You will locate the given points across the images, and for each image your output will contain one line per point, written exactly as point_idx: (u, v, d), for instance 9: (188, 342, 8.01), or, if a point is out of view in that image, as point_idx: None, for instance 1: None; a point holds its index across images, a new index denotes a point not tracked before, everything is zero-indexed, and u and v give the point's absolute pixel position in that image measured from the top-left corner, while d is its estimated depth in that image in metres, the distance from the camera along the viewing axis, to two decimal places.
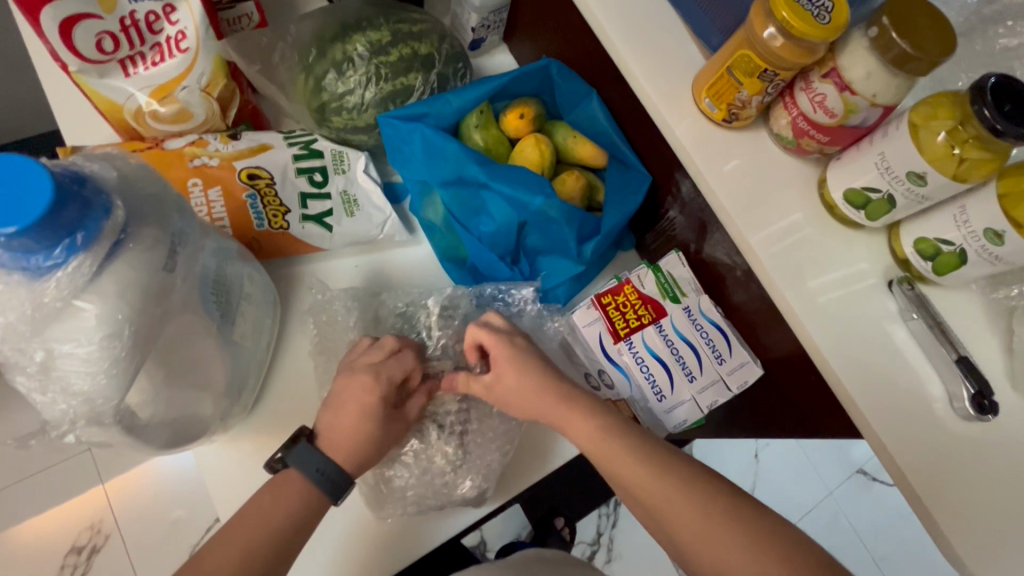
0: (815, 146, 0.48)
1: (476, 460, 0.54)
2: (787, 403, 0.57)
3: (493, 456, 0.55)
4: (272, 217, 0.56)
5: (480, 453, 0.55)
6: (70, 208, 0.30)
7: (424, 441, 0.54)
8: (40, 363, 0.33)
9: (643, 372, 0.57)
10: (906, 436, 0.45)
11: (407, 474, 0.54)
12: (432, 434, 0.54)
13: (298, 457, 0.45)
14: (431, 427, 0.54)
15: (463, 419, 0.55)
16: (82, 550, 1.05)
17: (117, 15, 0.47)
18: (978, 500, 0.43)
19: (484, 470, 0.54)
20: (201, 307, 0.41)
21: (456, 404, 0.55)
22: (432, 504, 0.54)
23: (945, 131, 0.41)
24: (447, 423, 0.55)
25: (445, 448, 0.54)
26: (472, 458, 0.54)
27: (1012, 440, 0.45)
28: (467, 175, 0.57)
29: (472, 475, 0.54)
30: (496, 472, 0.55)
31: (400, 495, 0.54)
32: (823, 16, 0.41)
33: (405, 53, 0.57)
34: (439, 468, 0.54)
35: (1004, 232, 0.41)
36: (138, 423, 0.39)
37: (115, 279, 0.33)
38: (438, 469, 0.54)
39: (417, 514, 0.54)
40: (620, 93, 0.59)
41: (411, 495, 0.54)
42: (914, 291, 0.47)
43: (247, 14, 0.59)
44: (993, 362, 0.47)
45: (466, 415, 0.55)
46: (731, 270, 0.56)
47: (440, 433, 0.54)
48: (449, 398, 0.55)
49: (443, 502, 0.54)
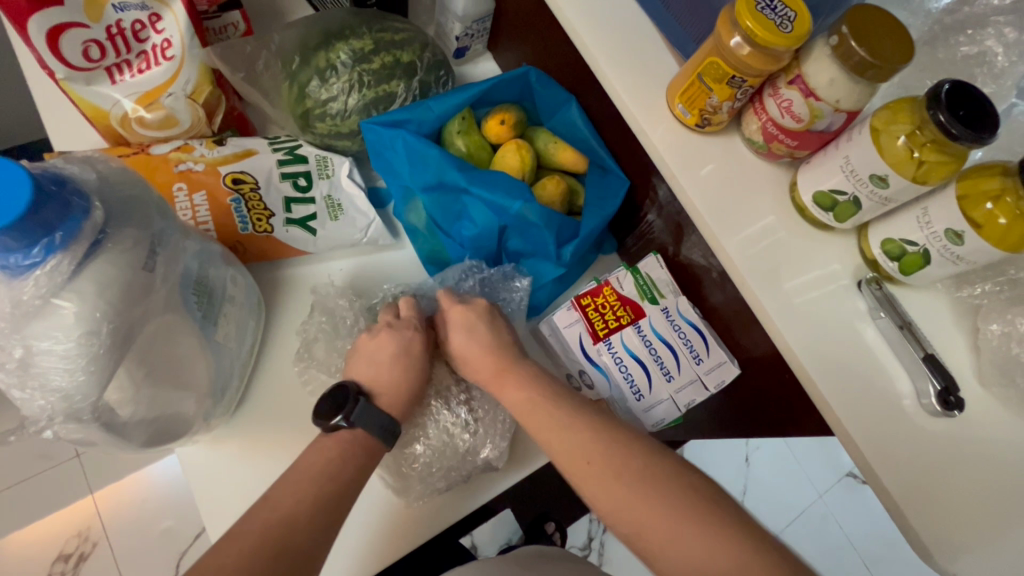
0: (785, 150, 0.49)
1: (488, 421, 0.55)
2: (764, 402, 0.58)
3: (503, 415, 0.55)
4: (255, 221, 0.57)
5: (490, 415, 0.55)
6: (50, 208, 0.31)
7: (433, 414, 0.55)
8: (18, 359, 0.34)
9: (622, 372, 0.58)
10: (874, 431, 0.46)
11: (425, 451, 0.54)
12: (442, 406, 0.55)
13: (362, 416, 0.47)
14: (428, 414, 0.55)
15: (467, 388, 0.56)
16: (70, 557, 1.04)
17: (103, 23, 0.48)
18: (946, 493, 0.44)
19: (498, 428, 0.55)
20: (181, 306, 0.42)
21: (452, 377, 0.56)
22: (459, 476, 0.55)
23: (904, 135, 0.42)
24: (451, 395, 0.55)
25: (457, 416, 0.55)
26: (486, 422, 0.55)
27: (976, 435, 0.46)
28: (448, 180, 0.58)
29: (489, 438, 0.55)
30: (510, 429, 0.55)
31: (425, 472, 0.54)
32: (785, 25, 0.42)
33: (387, 61, 0.58)
34: (458, 440, 0.54)
35: (964, 232, 0.42)
36: (117, 421, 0.40)
37: (94, 278, 0.34)
38: (456, 440, 0.54)
39: (447, 489, 0.55)
40: (597, 100, 0.60)
41: (438, 469, 0.54)
42: (882, 291, 0.49)
43: (233, 23, 0.60)
44: (959, 359, 0.48)
45: (468, 384, 0.57)
46: (707, 271, 0.57)
47: (448, 404, 0.55)
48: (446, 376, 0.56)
49: (469, 473, 0.55)
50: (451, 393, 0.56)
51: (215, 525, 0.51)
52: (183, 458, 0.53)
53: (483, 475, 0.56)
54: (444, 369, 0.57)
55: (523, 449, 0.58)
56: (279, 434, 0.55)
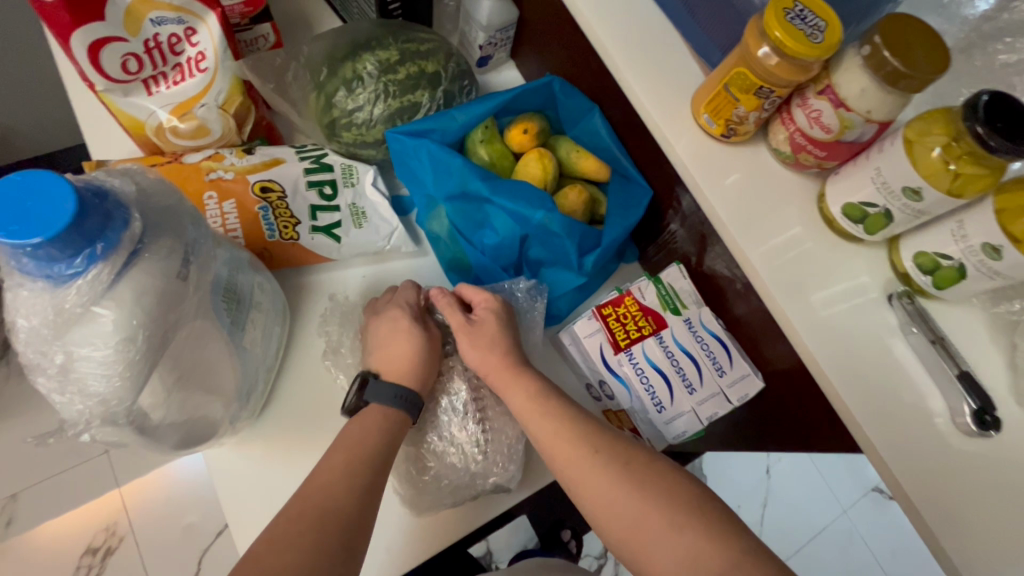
0: (813, 160, 0.48)
1: (498, 445, 0.54)
2: (790, 416, 0.57)
3: (514, 438, 0.55)
4: (282, 229, 0.58)
5: (502, 438, 0.55)
6: (92, 219, 0.32)
7: (445, 427, 0.54)
8: (59, 365, 0.35)
9: (643, 383, 0.57)
10: (905, 454, 0.44)
11: (438, 464, 0.54)
12: (455, 420, 0.54)
13: (374, 393, 0.50)
14: (438, 424, 0.55)
15: (483, 406, 0.55)
16: (97, 551, 1.07)
17: (142, 37, 0.50)
18: (985, 519, 0.42)
19: (507, 454, 0.54)
20: (212, 312, 0.43)
21: (468, 392, 0.55)
22: (467, 495, 0.55)
23: (939, 147, 0.41)
24: (463, 409, 0.54)
25: (468, 433, 0.54)
26: (495, 444, 0.54)
27: (1015, 457, 0.44)
28: (471, 189, 0.58)
29: (498, 462, 0.54)
30: (519, 454, 0.55)
31: (433, 489, 0.54)
32: (816, 35, 0.41)
33: (412, 71, 0.59)
34: (468, 458, 0.54)
35: (1002, 247, 0.41)
36: (149, 425, 0.41)
37: (131, 286, 0.34)
38: (466, 460, 0.54)
39: (454, 504, 0.55)
40: (619, 108, 0.60)
41: (446, 484, 0.54)
42: (914, 305, 0.47)
43: (264, 35, 0.62)
44: (997, 377, 0.46)
45: (484, 402, 0.55)
46: (732, 282, 0.56)
47: (459, 420, 0.54)
48: (459, 385, 0.55)
49: (479, 491, 0.55)
50: (467, 410, 0.54)
51: (239, 526, 0.52)
52: (210, 459, 0.54)
53: (492, 494, 0.56)
54: (460, 382, 0.55)
55: (531, 468, 0.58)
56: (303, 439, 0.56)
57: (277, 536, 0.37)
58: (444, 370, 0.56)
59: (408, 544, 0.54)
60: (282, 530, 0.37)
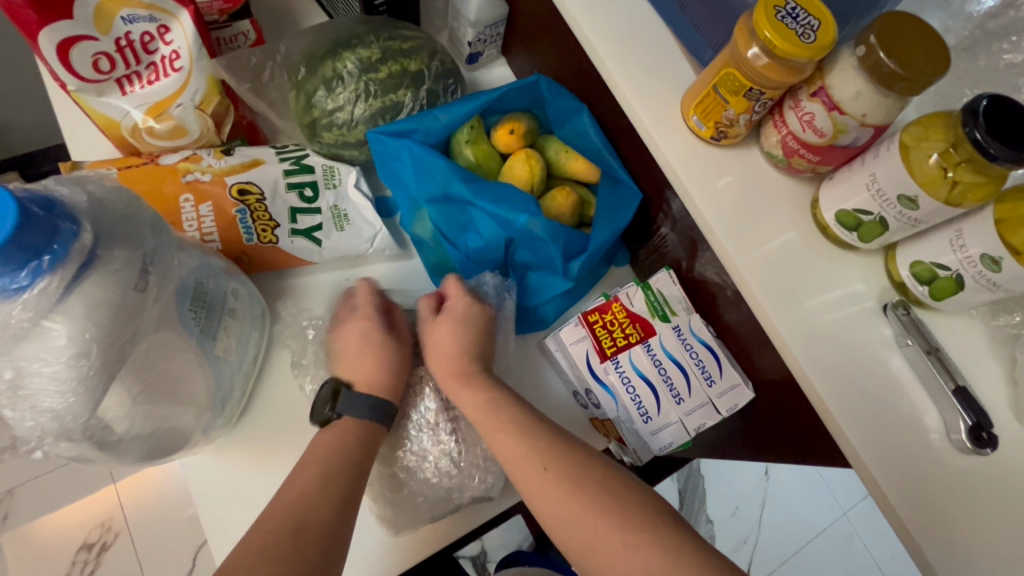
0: (806, 165, 0.46)
1: (473, 456, 0.53)
2: (782, 428, 0.55)
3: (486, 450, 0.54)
4: (261, 232, 0.57)
5: (474, 450, 0.54)
6: (38, 231, 0.31)
7: (415, 440, 0.53)
8: (8, 381, 0.34)
9: (630, 393, 0.56)
10: (898, 472, 0.43)
11: (414, 480, 0.53)
12: (428, 431, 0.53)
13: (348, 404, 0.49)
14: (408, 438, 0.54)
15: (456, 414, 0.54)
16: (93, 547, 1.07)
17: (112, 36, 0.49)
18: (981, 543, 0.41)
19: (482, 465, 0.53)
20: (177, 321, 0.42)
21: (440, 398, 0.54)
22: (447, 508, 0.54)
23: (937, 153, 0.39)
24: (435, 418, 0.53)
25: (441, 446, 0.53)
26: (471, 454, 0.53)
27: (1014, 477, 0.42)
28: (453, 192, 0.57)
29: (476, 472, 0.53)
30: (494, 465, 0.54)
31: (413, 504, 0.53)
32: (808, 35, 0.39)
33: (394, 70, 0.57)
34: (445, 471, 0.53)
35: (1002, 259, 0.39)
36: (111, 438, 0.40)
37: (83, 299, 0.34)
38: (441, 475, 0.53)
39: (433, 520, 0.54)
40: (609, 109, 0.59)
41: (424, 500, 0.53)
42: (909, 316, 0.45)
43: (243, 32, 0.60)
44: (995, 392, 0.45)
45: (456, 413, 0.54)
46: (722, 288, 0.55)
47: (431, 431, 0.53)
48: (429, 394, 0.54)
49: (458, 504, 0.54)
50: (439, 421, 0.53)
51: (216, 535, 0.51)
52: (187, 465, 0.53)
53: (473, 506, 0.55)
54: (432, 392, 0.54)
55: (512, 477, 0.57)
56: (281, 445, 0.55)
57: (249, 548, 0.36)
58: (415, 380, 0.55)
59: (388, 554, 0.53)
60: (256, 546, 0.37)
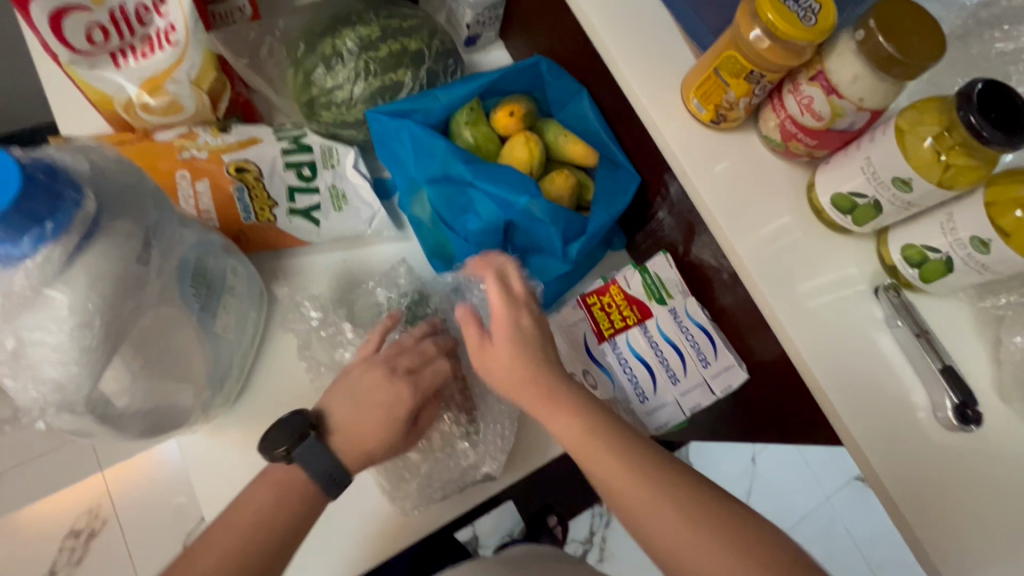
0: (803, 149, 0.47)
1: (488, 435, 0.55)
2: (773, 407, 0.56)
3: (504, 428, 0.55)
4: (259, 211, 0.56)
5: (491, 427, 0.55)
6: (40, 199, 0.30)
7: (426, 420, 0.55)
8: (10, 350, 0.34)
9: (626, 372, 0.58)
10: (886, 446, 0.44)
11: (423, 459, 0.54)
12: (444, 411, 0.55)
13: (306, 456, 0.43)
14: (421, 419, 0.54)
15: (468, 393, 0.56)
16: (80, 533, 1.06)
17: (106, 7, 0.47)
18: (962, 513, 0.42)
19: (499, 445, 0.55)
20: (178, 296, 0.41)
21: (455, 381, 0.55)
22: (455, 487, 0.55)
23: (931, 136, 0.40)
24: (451, 400, 0.55)
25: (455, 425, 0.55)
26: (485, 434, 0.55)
27: (996, 450, 0.44)
28: (454, 172, 0.57)
29: (489, 453, 0.54)
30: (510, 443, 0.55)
31: (411, 483, 0.53)
32: (809, 18, 0.40)
33: (394, 49, 0.57)
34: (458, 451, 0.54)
35: (991, 241, 0.40)
36: (113, 413, 0.39)
37: (86, 269, 0.33)
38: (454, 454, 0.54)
39: (443, 498, 0.54)
40: (609, 91, 0.59)
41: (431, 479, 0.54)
42: (900, 298, 0.47)
43: (240, 8, 0.59)
44: (978, 371, 0.46)
45: (469, 393, 0.56)
46: (718, 272, 0.55)
47: (448, 412, 0.55)
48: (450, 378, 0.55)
49: (466, 483, 0.55)
50: (453, 399, 0.55)
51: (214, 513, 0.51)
52: (183, 444, 0.53)
53: (477, 485, 0.55)
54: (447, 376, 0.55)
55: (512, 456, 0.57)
56: None
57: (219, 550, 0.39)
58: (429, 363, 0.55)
59: (387, 531, 0.53)
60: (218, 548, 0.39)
